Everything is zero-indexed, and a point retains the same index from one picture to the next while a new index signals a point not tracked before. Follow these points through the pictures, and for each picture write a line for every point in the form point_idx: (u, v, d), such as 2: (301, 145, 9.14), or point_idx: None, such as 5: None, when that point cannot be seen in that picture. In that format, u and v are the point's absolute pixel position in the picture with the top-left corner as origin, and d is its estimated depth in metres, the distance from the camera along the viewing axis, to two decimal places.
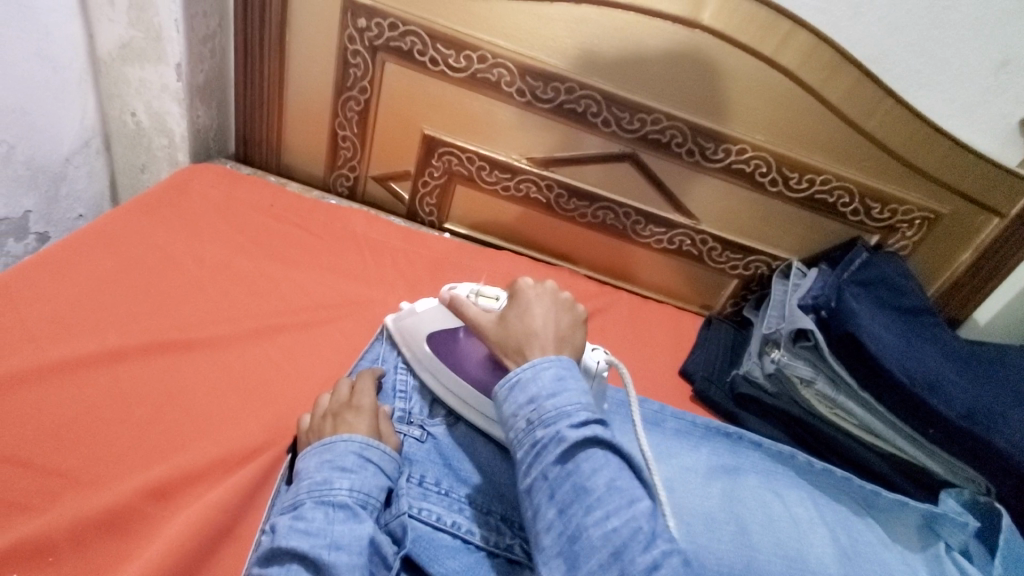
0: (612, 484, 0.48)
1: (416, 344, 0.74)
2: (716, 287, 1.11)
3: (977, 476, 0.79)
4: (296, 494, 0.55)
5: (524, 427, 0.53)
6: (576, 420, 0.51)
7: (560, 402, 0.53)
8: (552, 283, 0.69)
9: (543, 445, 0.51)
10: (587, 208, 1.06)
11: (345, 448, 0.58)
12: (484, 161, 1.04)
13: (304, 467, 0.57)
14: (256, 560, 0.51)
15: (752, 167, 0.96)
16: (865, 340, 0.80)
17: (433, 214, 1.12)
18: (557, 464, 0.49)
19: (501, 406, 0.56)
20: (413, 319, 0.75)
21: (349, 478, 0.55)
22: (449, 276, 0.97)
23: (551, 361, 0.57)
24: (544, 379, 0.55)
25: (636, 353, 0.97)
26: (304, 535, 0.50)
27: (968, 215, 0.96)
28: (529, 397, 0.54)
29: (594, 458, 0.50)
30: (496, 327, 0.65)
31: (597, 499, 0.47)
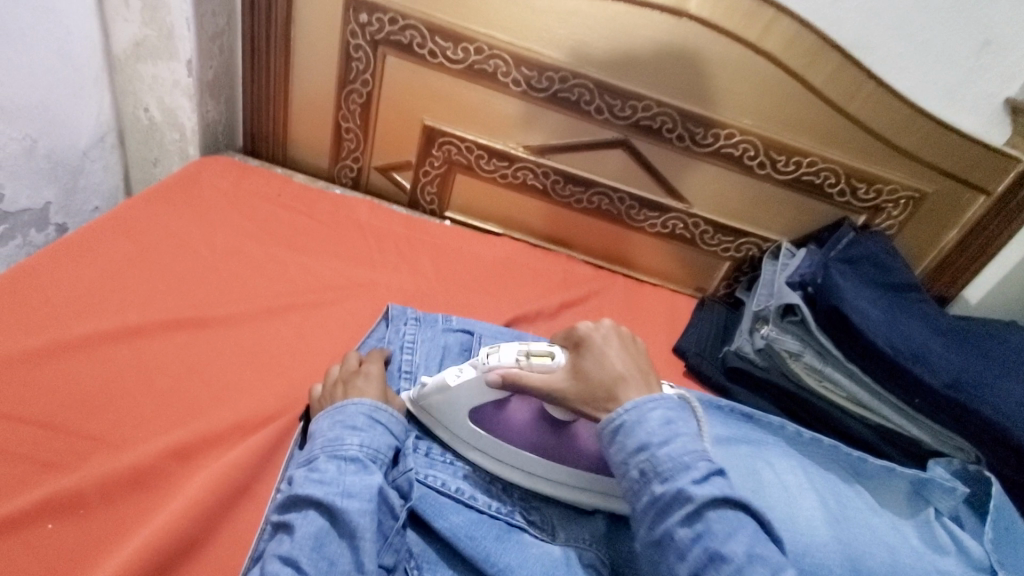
0: (751, 551, 0.49)
1: (455, 423, 0.66)
2: (709, 270, 1.14)
3: (965, 444, 0.82)
4: (311, 450, 0.59)
5: (638, 476, 0.55)
6: (697, 475, 0.53)
7: (673, 451, 0.54)
8: (609, 321, 0.69)
9: (666, 501, 0.53)
10: (582, 193, 1.09)
11: (356, 410, 0.61)
12: (483, 150, 1.08)
13: (316, 427, 0.61)
14: (273, 509, 0.55)
15: (741, 150, 1.00)
16: (849, 312, 0.83)
17: (434, 202, 1.16)
18: (684, 524, 0.51)
19: (611, 453, 0.58)
20: (449, 396, 0.65)
21: (360, 436, 0.59)
22: (450, 260, 1.01)
23: (655, 402, 0.58)
24: (653, 423, 0.57)
25: (632, 333, 1.00)
26: (320, 485, 0.54)
27: (953, 194, 0.99)
28: (639, 444, 0.56)
29: (723, 518, 0.50)
30: (574, 384, 0.62)
31: (736, 569, 0.48)
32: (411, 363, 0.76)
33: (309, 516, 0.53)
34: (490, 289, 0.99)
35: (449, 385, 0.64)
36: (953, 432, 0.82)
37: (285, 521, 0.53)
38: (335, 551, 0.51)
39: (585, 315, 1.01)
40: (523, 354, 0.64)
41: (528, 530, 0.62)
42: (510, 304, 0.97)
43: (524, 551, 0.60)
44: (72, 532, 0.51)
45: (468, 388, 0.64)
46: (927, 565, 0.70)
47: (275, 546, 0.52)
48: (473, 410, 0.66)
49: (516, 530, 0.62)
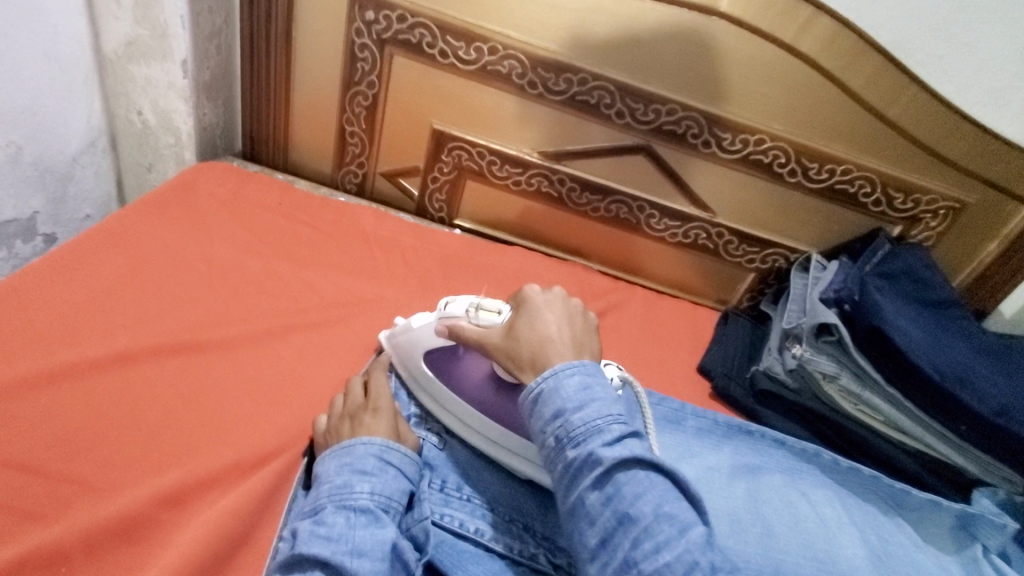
0: (659, 511, 0.46)
1: (412, 364, 0.70)
2: (732, 281, 1.08)
3: (1014, 475, 0.76)
4: (316, 498, 0.53)
5: (554, 444, 0.51)
6: (609, 438, 0.49)
7: (588, 415, 0.51)
8: (561, 289, 0.66)
9: (577, 466, 0.49)
10: (599, 201, 1.04)
11: (365, 450, 0.57)
12: (495, 156, 1.02)
13: (322, 471, 0.56)
14: (274, 567, 0.50)
15: (770, 157, 0.94)
16: (891, 333, 0.77)
17: (443, 210, 1.11)
18: (594, 488, 0.48)
19: (528, 421, 0.54)
20: (408, 337, 0.69)
21: (370, 481, 0.54)
22: (461, 273, 0.96)
23: (573, 367, 0.55)
24: (569, 390, 0.53)
25: (653, 350, 0.95)
26: (327, 542, 0.49)
27: (995, 204, 0.93)
28: (554, 411, 0.52)
29: (635, 480, 0.48)
30: (504, 340, 0.61)
31: (645, 531, 0.45)
32: None
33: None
34: None
35: (413, 325, 0.69)
36: (1004, 463, 0.76)
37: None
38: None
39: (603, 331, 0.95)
40: (473, 308, 0.66)
41: None
42: None
43: None
44: None
45: (426, 330, 0.68)
46: None
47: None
48: (428, 356, 0.69)
49: None
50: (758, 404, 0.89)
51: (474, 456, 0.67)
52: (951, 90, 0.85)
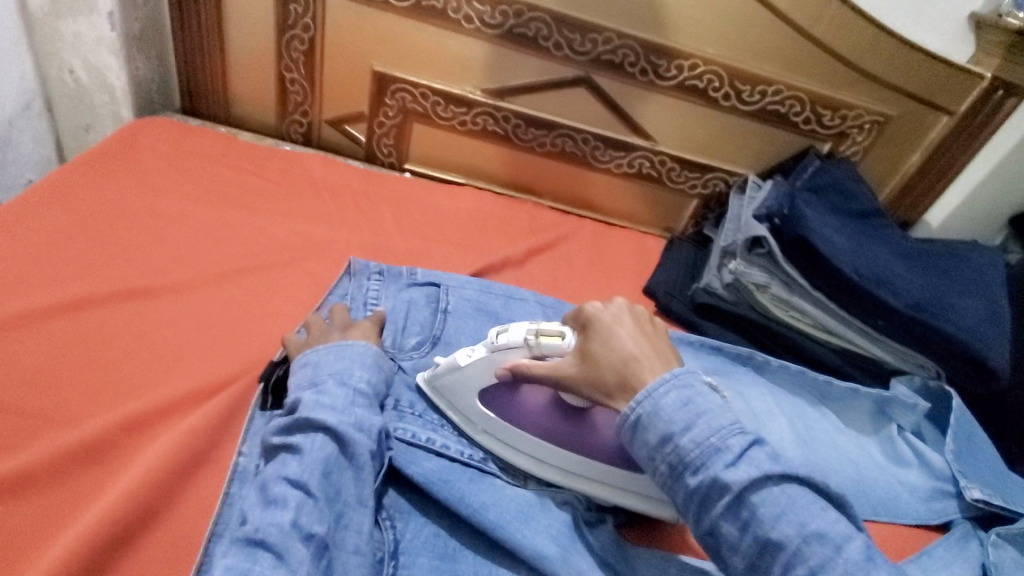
0: (804, 531, 0.46)
1: (466, 404, 0.65)
2: (677, 209, 1.12)
3: (927, 361, 0.83)
4: (316, 375, 0.59)
5: (668, 472, 0.50)
6: (730, 459, 0.48)
7: (700, 438, 0.49)
8: (619, 298, 0.62)
9: (703, 492, 0.48)
10: (545, 136, 1.06)
11: (360, 351, 0.63)
12: (438, 96, 1.03)
13: (318, 359, 0.61)
14: (276, 431, 0.55)
15: (705, 82, 0.97)
16: (816, 243, 0.83)
17: (392, 154, 1.11)
18: (729, 513, 0.48)
19: (633, 451, 0.53)
20: (459, 377, 0.64)
21: (366, 373, 0.60)
22: (412, 214, 0.98)
23: (668, 384, 0.52)
24: (670, 408, 0.51)
25: (602, 276, 0.99)
26: (332, 410, 0.55)
27: (916, 115, 0.98)
28: (662, 437, 0.50)
29: (770, 499, 0.47)
30: (582, 369, 0.58)
31: (795, 554, 0.45)
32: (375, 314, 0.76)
33: (317, 438, 0.53)
34: (455, 240, 0.96)
35: (461, 364, 0.64)
36: (917, 350, 0.82)
37: (290, 443, 0.53)
38: (341, 478, 0.52)
39: (554, 260, 0.99)
40: (533, 333, 0.62)
41: (499, 476, 0.63)
42: (476, 253, 0.94)
43: (496, 492, 0.61)
44: (22, 513, 0.49)
45: (478, 370, 0.63)
46: (890, 477, 0.75)
47: (279, 466, 0.52)
48: (485, 395, 0.65)
49: (487, 475, 0.63)
50: (698, 318, 0.93)
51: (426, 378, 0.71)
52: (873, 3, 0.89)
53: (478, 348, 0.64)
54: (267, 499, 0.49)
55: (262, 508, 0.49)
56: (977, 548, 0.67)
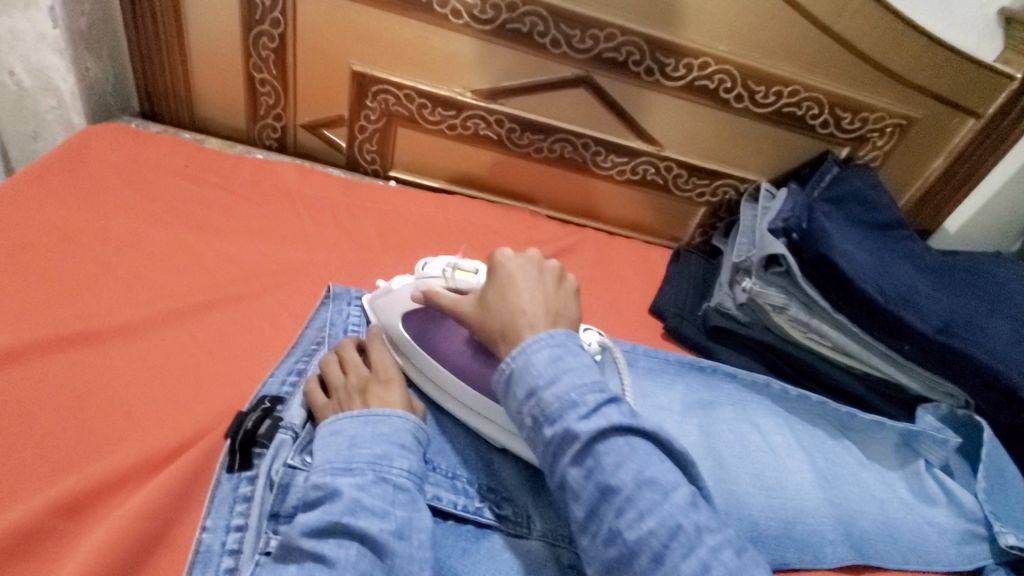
0: (640, 478, 0.43)
1: (391, 329, 0.65)
2: (683, 217, 1.05)
3: (956, 389, 0.77)
4: (352, 457, 0.49)
5: (531, 425, 0.47)
6: (584, 411, 0.45)
7: (561, 390, 0.46)
8: (535, 250, 0.60)
9: (556, 444, 0.45)
10: (542, 141, 0.97)
11: (400, 425, 0.53)
12: (424, 97, 0.94)
13: (354, 433, 0.51)
14: (299, 530, 0.45)
15: (716, 82, 0.89)
16: (839, 261, 0.76)
17: (375, 161, 1.02)
18: (575, 465, 0.44)
19: (502, 403, 0.49)
20: (387, 300, 0.65)
21: (408, 458, 0.51)
22: (397, 230, 0.89)
23: (543, 340, 0.50)
24: (539, 363, 0.48)
25: (605, 293, 0.92)
26: (373, 515, 0.45)
27: (941, 118, 0.91)
28: (528, 390, 0.48)
29: (613, 449, 0.44)
30: (474, 309, 0.57)
31: (627, 500, 0.42)
32: None
33: (352, 549, 0.43)
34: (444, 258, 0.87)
35: (392, 287, 0.66)
36: (945, 378, 0.77)
37: (322, 550, 0.43)
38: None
39: None
40: (450, 268, 0.62)
41: (498, 530, 0.56)
42: None
43: (497, 560, 0.53)
44: None
45: (405, 294, 0.64)
46: (917, 517, 0.70)
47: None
48: (405, 317, 0.65)
49: (485, 534, 0.55)
50: (710, 341, 0.87)
51: None
52: None
53: (406, 278, 0.66)
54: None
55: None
56: None
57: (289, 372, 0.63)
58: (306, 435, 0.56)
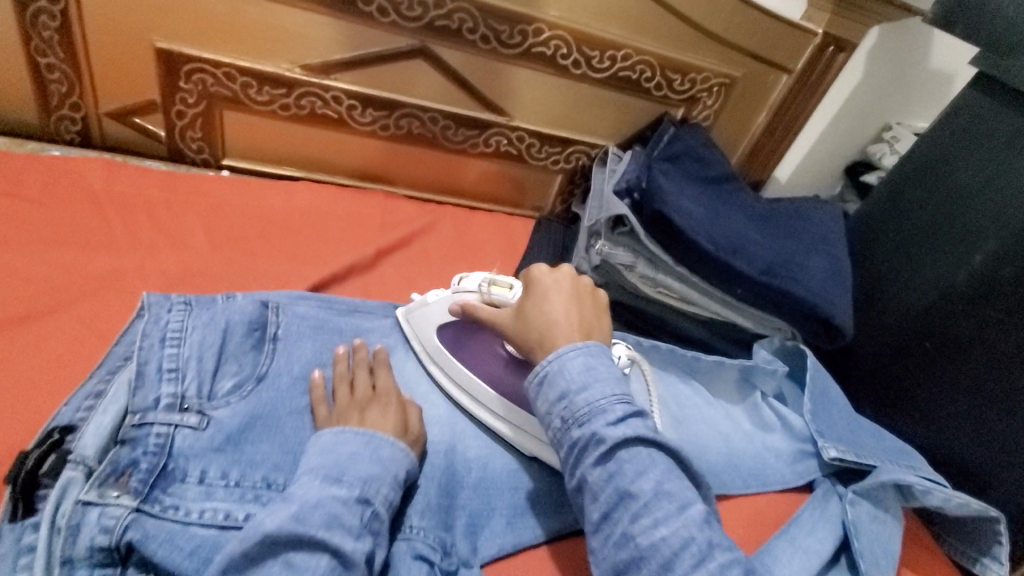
0: (657, 488, 0.49)
1: (425, 337, 0.70)
2: (544, 186, 1.05)
3: (783, 324, 0.85)
4: (342, 470, 0.52)
5: (560, 426, 0.54)
6: (612, 419, 0.52)
7: (592, 397, 0.53)
8: (569, 266, 0.67)
9: (582, 444, 0.52)
10: (387, 118, 0.93)
11: (390, 452, 0.56)
12: (247, 75, 0.86)
13: (348, 448, 0.54)
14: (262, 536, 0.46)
15: (552, 49, 0.89)
16: (672, 216, 0.80)
17: (203, 150, 0.92)
18: (598, 465, 0.51)
19: (534, 404, 0.56)
20: (423, 311, 0.71)
21: (388, 488, 0.53)
22: (232, 225, 0.81)
23: (576, 350, 0.56)
24: (574, 371, 0.55)
25: (463, 268, 0.91)
26: (348, 534, 0.48)
27: (760, 76, 0.98)
28: (560, 393, 0.54)
29: (637, 457, 0.51)
30: (514, 323, 0.63)
31: (642, 506, 0.48)
32: (176, 360, 0.58)
33: (322, 561, 0.46)
34: (287, 250, 0.81)
35: (427, 300, 0.71)
36: (773, 315, 0.84)
37: (293, 558, 0.45)
38: None
39: (409, 260, 0.88)
40: (488, 283, 0.69)
41: None
42: (314, 262, 0.80)
43: None
44: None
45: (439, 306, 0.70)
46: (757, 445, 0.76)
47: None
48: (442, 329, 0.70)
49: None
50: None
51: (253, 427, 0.57)
52: None
53: (441, 293, 0.72)
54: None
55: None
56: (836, 505, 0.68)
57: (85, 395, 0.55)
58: (103, 468, 0.50)
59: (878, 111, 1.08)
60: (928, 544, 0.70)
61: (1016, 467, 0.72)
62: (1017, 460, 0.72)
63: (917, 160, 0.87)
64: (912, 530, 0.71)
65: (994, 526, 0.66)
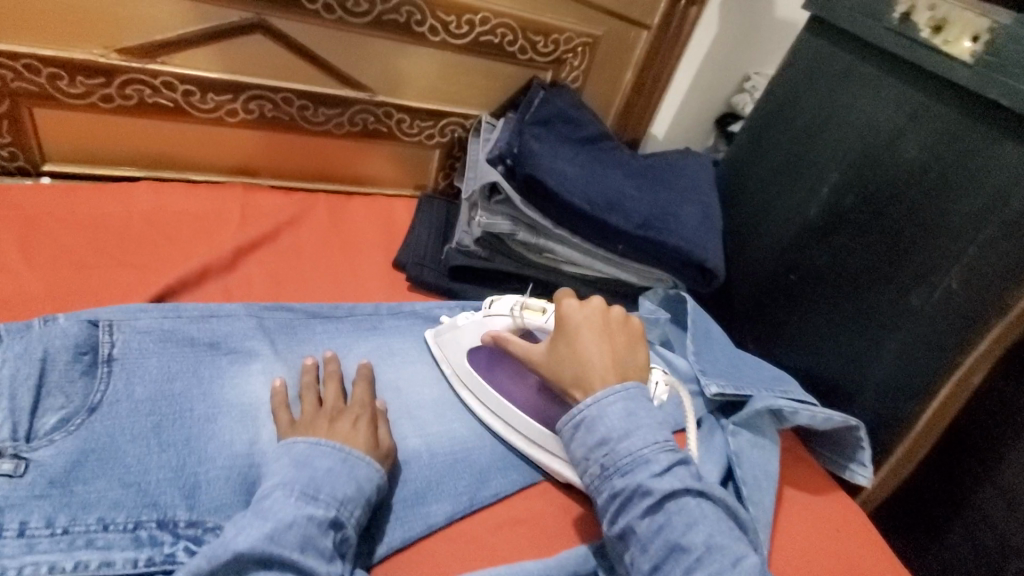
0: (709, 541, 0.50)
1: (454, 358, 0.69)
2: (422, 162, 1.01)
3: (664, 274, 0.87)
4: (319, 487, 0.50)
5: (599, 472, 0.56)
6: (657, 469, 0.53)
7: (634, 446, 0.55)
8: (598, 299, 0.66)
9: (627, 494, 0.54)
10: (233, 102, 0.84)
11: (367, 472, 0.54)
12: (52, 65, 0.74)
13: (321, 463, 0.52)
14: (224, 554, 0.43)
15: (405, 16, 0.84)
16: (544, 177, 0.80)
17: (15, 157, 0.80)
18: (646, 516, 0.52)
19: (571, 448, 0.58)
20: (453, 334, 0.70)
21: (358, 508, 0.51)
22: (54, 237, 0.71)
23: (614, 394, 0.58)
24: (614, 417, 0.57)
25: (341, 256, 0.85)
26: (322, 557, 0.46)
27: (621, 34, 0.99)
28: (598, 439, 0.56)
29: (685, 509, 0.52)
30: (546, 356, 0.64)
31: (697, 559, 0.49)
32: None
33: None
34: (128, 258, 0.72)
35: (457, 324, 0.71)
36: (654, 265, 0.86)
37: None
38: None
39: (278, 255, 0.81)
40: (519, 308, 0.70)
41: None
42: (161, 269, 0.72)
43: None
44: None
45: (471, 331, 0.70)
46: None
47: None
48: (472, 352, 0.70)
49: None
50: (456, 282, 0.87)
51: (83, 466, 0.50)
52: None
53: (470, 315, 0.71)
54: None
55: None
56: (720, 437, 0.72)
57: None
58: None
59: (735, 63, 1.13)
60: (805, 459, 0.78)
61: (862, 381, 0.77)
62: (863, 373, 0.77)
63: (778, 100, 0.91)
64: (791, 448, 0.78)
65: (856, 435, 0.73)
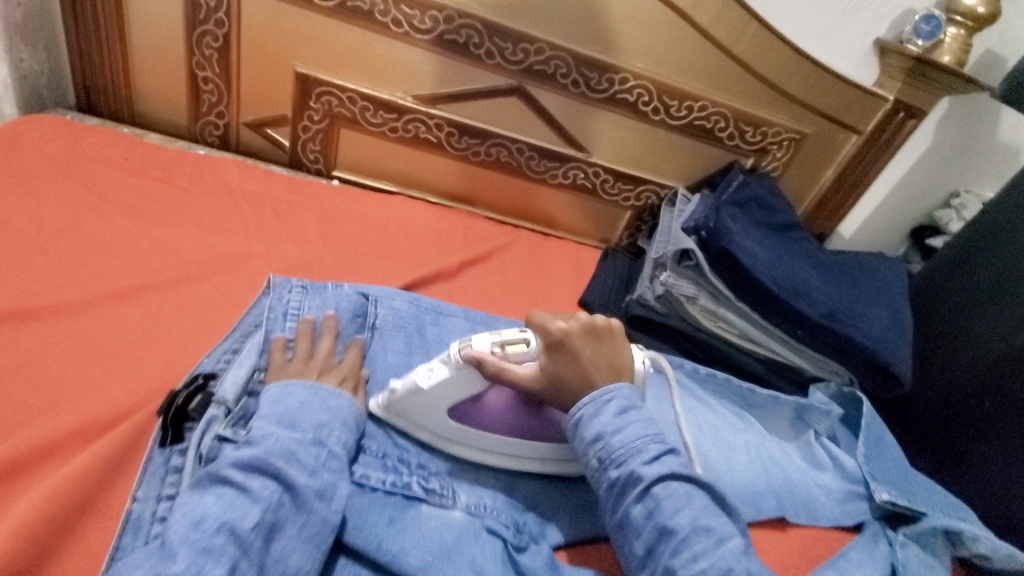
0: (696, 523, 0.52)
1: (430, 421, 0.62)
2: (612, 220, 1.13)
3: (841, 369, 0.88)
4: (295, 416, 0.55)
5: (597, 465, 0.56)
6: (647, 457, 0.55)
7: (627, 439, 0.56)
8: (583, 312, 0.65)
9: (621, 484, 0.55)
10: (479, 145, 1.03)
11: (337, 404, 0.58)
12: (367, 101, 0.98)
13: (298, 395, 0.57)
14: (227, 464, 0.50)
15: (635, 96, 0.98)
16: (738, 254, 0.86)
17: (319, 161, 1.05)
18: (639, 502, 0.53)
19: (572, 444, 0.59)
20: (421, 396, 0.61)
21: (340, 431, 0.56)
22: (340, 226, 0.92)
23: (610, 393, 0.59)
24: (607, 413, 0.58)
25: (536, 285, 0.98)
26: (303, 470, 0.51)
27: (829, 134, 1.04)
28: (594, 434, 0.57)
29: (673, 494, 0.54)
30: (546, 384, 0.61)
31: (684, 541, 0.51)
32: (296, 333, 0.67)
33: (274, 491, 0.49)
34: (386, 252, 0.91)
35: (422, 385, 0.60)
36: (831, 358, 0.88)
37: (246, 484, 0.48)
38: (284, 546, 0.48)
39: (487, 273, 0.96)
40: (497, 345, 0.61)
41: (424, 501, 0.58)
42: (408, 265, 0.90)
43: (419, 529, 0.55)
44: None
45: (445, 387, 0.61)
46: (807, 479, 0.78)
47: (226, 507, 0.47)
48: (450, 409, 0.62)
49: (413, 504, 0.58)
50: (632, 330, 0.95)
51: None
52: (788, 27, 0.93)
53: (431, 370, 0.61)
54: (199, 544, 0.44)
55: (193, 553, 0.44)
56: (885, 547, 0.70)
57: (225, 351, 0.64)
58: (238, 410, 0.57)
59: (942, 180, 1.12)
60: None
61: None
62: None
63: (990, 224, 0.89)
64: None
65: None
